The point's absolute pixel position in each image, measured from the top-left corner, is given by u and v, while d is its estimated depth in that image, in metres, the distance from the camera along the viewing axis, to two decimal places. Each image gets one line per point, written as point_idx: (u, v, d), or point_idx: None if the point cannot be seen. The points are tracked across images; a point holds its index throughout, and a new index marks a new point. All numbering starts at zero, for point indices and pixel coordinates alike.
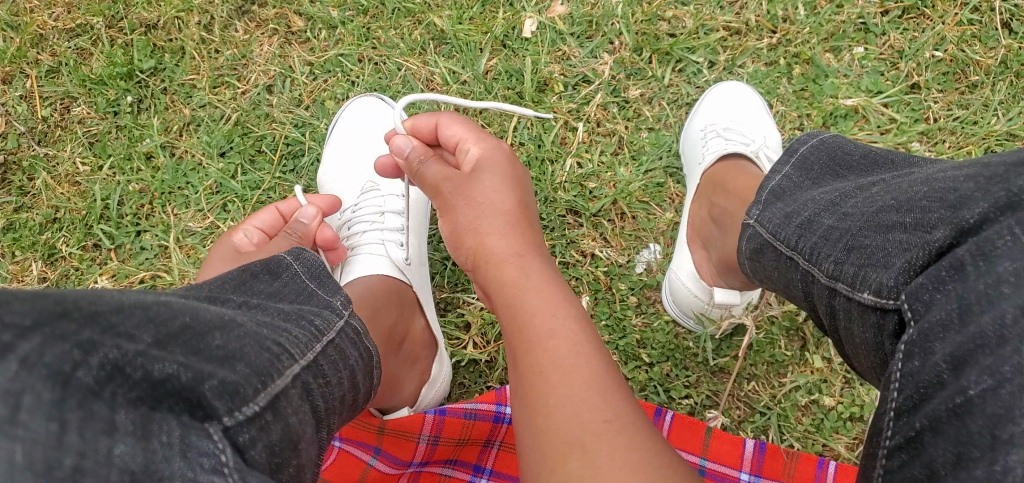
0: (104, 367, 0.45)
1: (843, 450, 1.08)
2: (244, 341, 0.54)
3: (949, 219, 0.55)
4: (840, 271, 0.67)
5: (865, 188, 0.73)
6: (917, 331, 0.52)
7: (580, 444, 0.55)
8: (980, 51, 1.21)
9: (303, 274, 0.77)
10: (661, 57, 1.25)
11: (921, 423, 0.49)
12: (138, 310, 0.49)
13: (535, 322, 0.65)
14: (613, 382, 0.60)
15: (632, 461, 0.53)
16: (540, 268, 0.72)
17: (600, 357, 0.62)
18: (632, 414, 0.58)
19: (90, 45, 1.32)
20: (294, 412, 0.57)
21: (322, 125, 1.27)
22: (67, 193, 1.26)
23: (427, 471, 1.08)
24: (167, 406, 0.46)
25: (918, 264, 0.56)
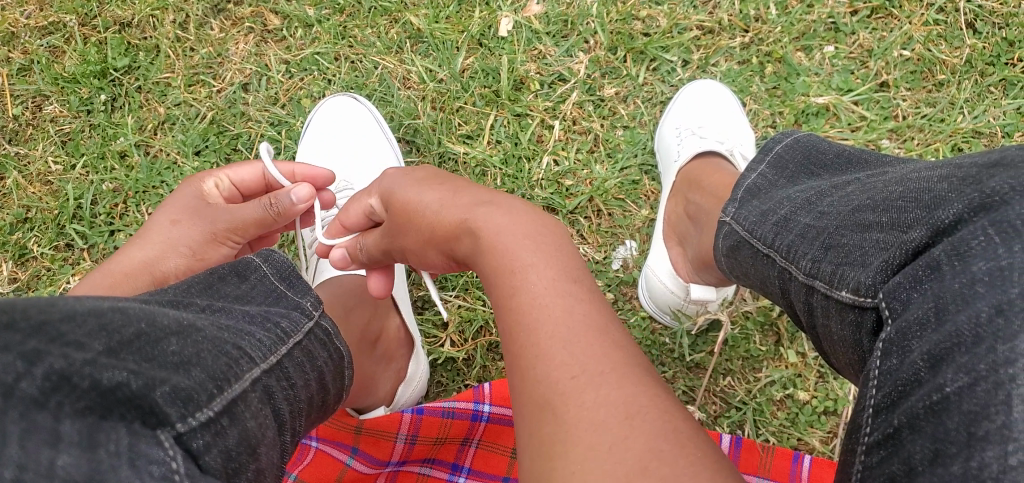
0: (49, 377, 0.45)
1: (818, 445, 1.10)
2: (200, 346, 0.56)
3: (925, 219, 0.56)
4: (817, 269, 0.69)
5: (840, 187, 0.75)
6: (896, 330, 0.52)
7: (550, 407, 0.52)
8: (946, 50, 1.23)
9: (272, 276, 0.78)
10: (636, 56, 1.26)
11: (899, 420, 0.47)
12: (90, 318, 0.49)
13: (504, 273, 0.63)
14: (589, 326, 0.57)
15: (605, 421, 0.49)
16: (496, 210, 0.71)
17: (572, 298, 0.59)
18: (614, 364, 0.54)
19: (63, 43, 1.31)
20: (252, 417, 0.58)
21: (299, 123, 1.26)
22: (39, 193, 1.25)
23: (405, 470, 1.07)
24: (118, 413, 0.46)
25: (895, 264, 0.58)
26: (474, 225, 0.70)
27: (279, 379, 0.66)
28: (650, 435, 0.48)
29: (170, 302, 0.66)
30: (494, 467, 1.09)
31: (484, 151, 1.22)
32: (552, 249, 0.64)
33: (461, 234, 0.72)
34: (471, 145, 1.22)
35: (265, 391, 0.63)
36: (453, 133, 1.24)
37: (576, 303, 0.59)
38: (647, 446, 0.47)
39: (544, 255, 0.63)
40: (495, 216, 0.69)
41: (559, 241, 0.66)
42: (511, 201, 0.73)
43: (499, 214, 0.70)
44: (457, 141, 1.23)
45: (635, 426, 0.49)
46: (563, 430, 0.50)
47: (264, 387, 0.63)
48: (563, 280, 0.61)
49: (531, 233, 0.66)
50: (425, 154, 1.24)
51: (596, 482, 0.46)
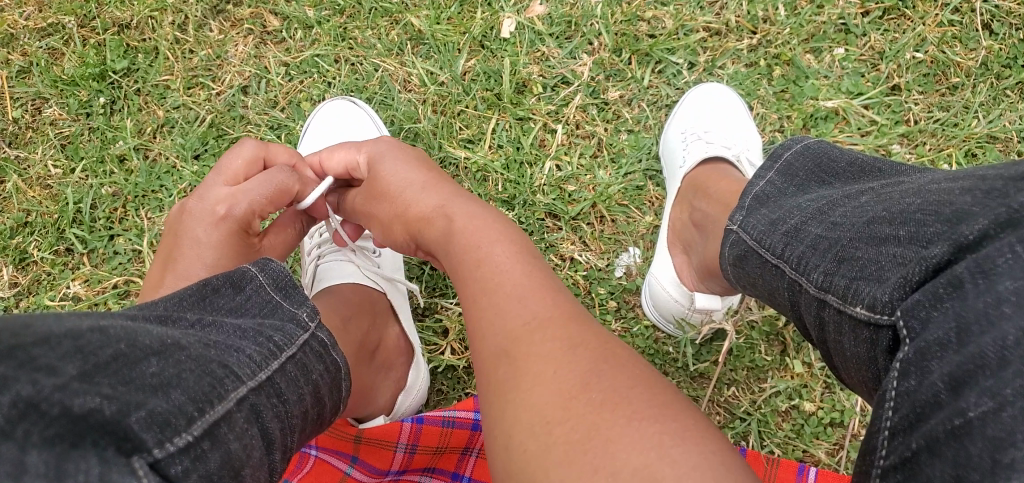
0: (16, 404, 0.44)
1: (824, 456, 1.08)
2: (183, 367, 0.55)
3: (948, 235, 0.54)
4: (829, 283, 0.66)
5: (853, 197, 0.72)
6: (914, 349, 0.50)
7: (507, 354, 0.61)
8: (961, 52, 1.20)
9: (267, 286, 0.75)
10: (641, 58, 1.24)
11: (918, 443, 0.46)
12: (65, 340, 0.48)
13: (467, 255, 0.73)
14: (541, 289, 0.66)
15: (555, 354, 0.58)
16: (466, 206, 0.81)
17: (529, 270, 0.69)
18: (562, 313, 0.63)
19: (62, 45, 1.30)
20: (236, 438, 0.56)
21: (299, 126, 1.25)
22: (38, 197, 1.24)
23: (405, 479, 1.05)
24: (90, 440, 0.45)
25: (914, 281, 0.54)
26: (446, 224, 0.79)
27: (269, 396, 0.63)
28: (590, 361, 0.57)
29: (159, 315, 0.63)
30: None
31: (485, 156, 1.20)
32: (513, 237, 0.74)
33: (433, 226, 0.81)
34: (471, 150, 1.21)
35: (252, 410, 0.60)
36: (454, 137, 1.22)
37: (532, 275, 0.68)
38: (586, 368, 0.57)
39: (505, 241, 0.73)
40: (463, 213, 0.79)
41: (520, 233, 0.76)
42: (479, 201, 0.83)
43: (471, 209, 0.80)
44: (458, 145, 1.22)
45: (576, 356, 0.58)
46: (516, 371, 0.59)
47: (251, 405, 0.60)
48: (522, 259, 0.70)
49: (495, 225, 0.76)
50: None
51: (545, 401, 0.55)
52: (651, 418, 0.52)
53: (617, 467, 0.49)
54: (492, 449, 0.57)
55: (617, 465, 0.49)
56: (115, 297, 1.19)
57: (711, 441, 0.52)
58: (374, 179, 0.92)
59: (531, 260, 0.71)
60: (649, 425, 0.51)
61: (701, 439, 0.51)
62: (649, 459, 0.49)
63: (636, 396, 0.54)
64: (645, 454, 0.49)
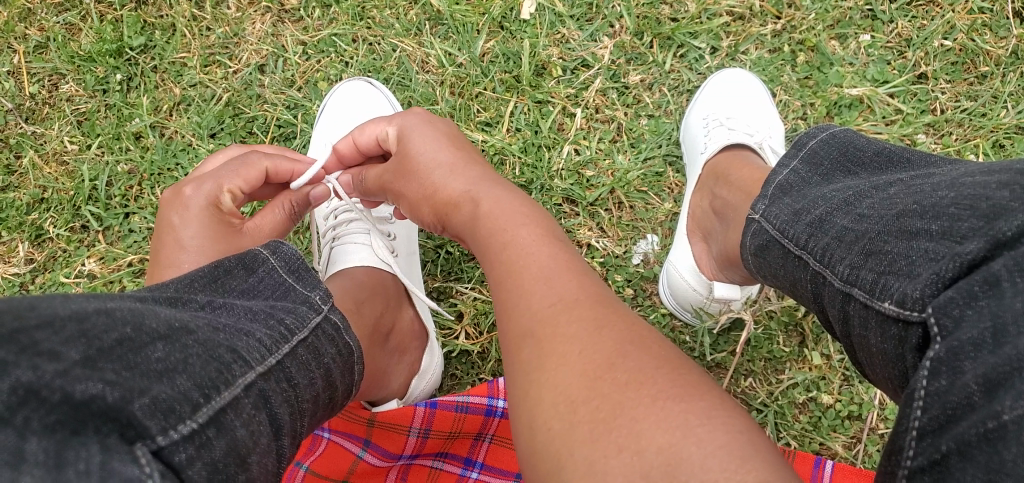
0: (15, 390, 0.42)
1: (841, 450, 1.07)
2: (190, 352, 0.54)
3: (984, 231, 0.53)
4: (855, 276, 0.65)
5: (881, 187, 0.71)
6: (945, 349, 0.48)
7: (531, 334, 0.59)
8: (990, 40, 1.18)
9: (281, 269, 0.74)
10: (663, 42, 1.22)
11: (947, 446, 0.45)
12: (70, 323, 0.47)
13: (495, 241, 0.71)
14: (569, 270, 0.64)
15: (580, 335, 0.57)
16: (492, 191, 0.79)
17: (558, 252, 0.67)
18: (589, 295, 0.61)
19: (80, 21, 1.28)
20: (243, 424, 0.55)
21: (315, 106, 1.24)
22: (55, 173, 1.24)
23: (417, 464, 1.07)
24: (93, 427, 0.44)
25: (947, 277, 0.53)
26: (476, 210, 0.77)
27: (278, 380, 0.63)
28: (616, 342, 0.56)
29: (169, 297, 0.63)
30: (509, 463, 1.08)
31: (502, 139, 1.19)
32: (540, 222, 0.72)
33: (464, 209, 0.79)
34: (489, 132, 1.19)
35: (260, 395, 0.59)
36: (471, 119, 1.20)
37: (561, 257, 0.66)
38: (612, 348, 0.55)
39: (531, 226, 0.71)
40: (491, 200, 0.77)
41: (546, 216, 0.75)
42: (509, 186, 0.81)
43: (498, 195, 0.78)
44: (476, 128, 1.20)
45: (603, 337, 0.56)
46: (539, 351, 0.57)
47: (260, 391, 0.59)
48: (550, 243, 0.68)
49: (520, 211, 0.74)
50: None
51: (568, 382, 0.54)
52: (677, 397, 0.50)
53: (642, 447, 0.47)
54: (518, 432, 0.56)
55: (642, 446, 0.47)
56: (130, 276, 1.20)
57: (742, 423, 0.50)
58: (405, 155, 0.90)
59: (559, 242, 0.69)
60: (676, 404, 0.50)
61: (729, 418, 0.49)
62: (674, 438, 0.47)
63: (662, 377, 0.52)
64: (670, 432, 0.48)
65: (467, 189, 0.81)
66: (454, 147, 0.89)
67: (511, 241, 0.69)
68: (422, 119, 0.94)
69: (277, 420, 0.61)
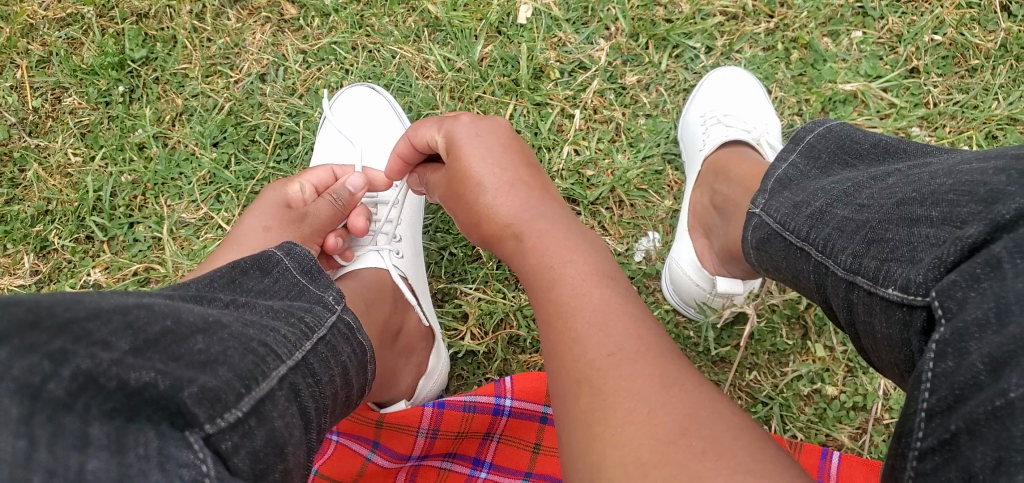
0: (76, 377, 0.43)
1: (846, 440, 1.08)
2: (227, 344, 0.54)
3: (983, 214, 0.54)
4: (858, 265, 0.66)
5: (880, 178, 0.72)
6: (951, 330, 0.49)
7: (592, 387, 0.56)
8: (980, 34, 1.20)
9: (295, 269, 0.76)
10: (659, 43, 1.24)
11: (957, 425, 0.46)
12: (115, 315, 0.47)
13: (545, 278, 0.68)
14: (626, 316, 0.61)
15: (644, 391, 0.54)
16: (540, 220, 0.76)
17: (609, 294, 0.64)
18: (650, 347, 0.59)
19: (82, 35, 1.30)
20: (280, 416, 0.57)
21: (317, 113, 1.26)
22: (59, 185, 1.25)
23: (426, 465, 1.06)
24: (145, 415, 0.45)
25: (949, 261, 0.54)
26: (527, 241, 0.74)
27: (304, 375, 0.63)
28: (679, 400, 0.53)
29: (194, 295, 0.63)
30: (516, 463, 1.08)
31: None
32: (592, 254, 0.69)
33: (512, 243, 0.76)
34: None
35: (292, 389, 0.60)
36: None
37: (614, 300, 0.64)
38: (683, 408, 0.52)
39: (583, 259, 0.68)
40: (539, 232, 0.74)
41: (594, 246, 0.72)
42: (557, 210, 0.78)
43: (547, 223, 0.75)
44: None
45: (666, 395, 0.54)
46: (604, 403, 0.54)
47: (291, 384, 0.60)
48: (603, 281, 0.66)
49: (571, 244, 0.71)
50: None
51: (633, 438, 0.51)
52: (755, 469, 0.48)
53: None
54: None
55: None
56: (136, 284, 1.21)
57: None
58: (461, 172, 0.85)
59: (615, 281, 0.66)
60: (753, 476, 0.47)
61: None
62: None
63: (737, 447, 0.50)
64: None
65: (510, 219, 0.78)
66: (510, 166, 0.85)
67: (565, 278, 0.67)
68: (469, 122, 0.88)
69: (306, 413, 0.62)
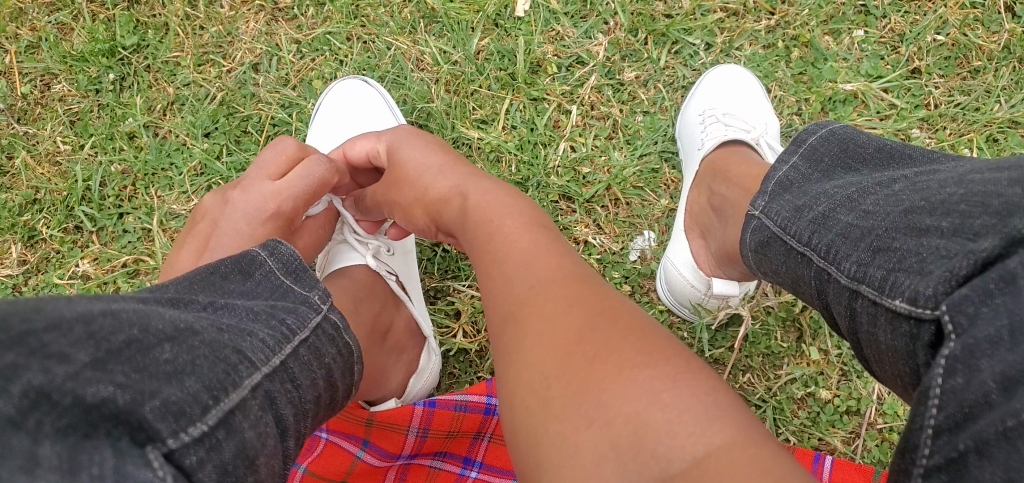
0: (26, 394, 0.42)
1: (840, 445, 1.07)
2: (196, 353, 0.53)
3: (998, 228, 0.53)
4: (863, 273, 0.64)
5: (886, 184, 0.71)
6: (961, 346, 0.48)
7: (515, 319, 0.60)
8: (983, 35, 1.19)
9: (277, 270, 0.73)
10: (657, 38, 1.23)
11: (966, 444, 0.45)
12: (77, 325, 0.46)
13: (483, 232, 0.73)
14: (551, 254, 0.65)
15: (548, 310, 0.58)
16: (480, 181, 0.83)
17: (531, 232, 0.69)
18: (569, 277, 0.61)
19: (71, 20, 1.27)
20: (251, 426, 0.55)
21: (310, 105, 1.24)
22: (48, 174, 1.23)
23: (416, 463, 1.06)
24: (104, 430, 0.44)
25: (960, 275, 0.53)
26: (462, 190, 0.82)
27: (282, 382, 0.62)
28: (578, 308, 0.57)
29: (170, 298, 0.62)
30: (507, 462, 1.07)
31: (499, 137, 1.19)
32: (519, 204, 0.75)
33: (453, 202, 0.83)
34: (485, 130, 1.20)
35: (267, 397, 0.59)
36: (467, 117, 1.21)
37: (542, 243, 0.67)
38: (584, 319, 0.56)
39: (512, 214, 0.73)
40: (475, 181, 0.83)
41: (526, 200, 0.77)
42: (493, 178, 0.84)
43: (485, 188, 0.80)
44: (472, 126, 1.20)
45: (567, 305, 0.58)
46: (522, 335, 0.58)
47: (265, 392, 0.59)
48: (529, 225, 0.70)
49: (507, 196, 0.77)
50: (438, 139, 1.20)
51: (539, 358, 0.55)
52: (641, 364, 0.51)
53: (610, 417, 0.49)
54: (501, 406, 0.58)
55: (610, 417, 0.49)
56: (125, 276, 1.19)
57: (707, 384, 0.50)
58: (396, 166, 0.94)
59: (545, 226, 0.71)
60: (642, 371, 0.51)
61: (695, 380, 0.50)
62: (641, 408, 0.48)
63: (630, 344, 0.53)
64: (636, 401, 0.49)
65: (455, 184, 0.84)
66: (432, 143, 0.96)
67: (498, 226, 0.72)
68: (405, 132, 0.99)
69: (281, 420, 0.60)
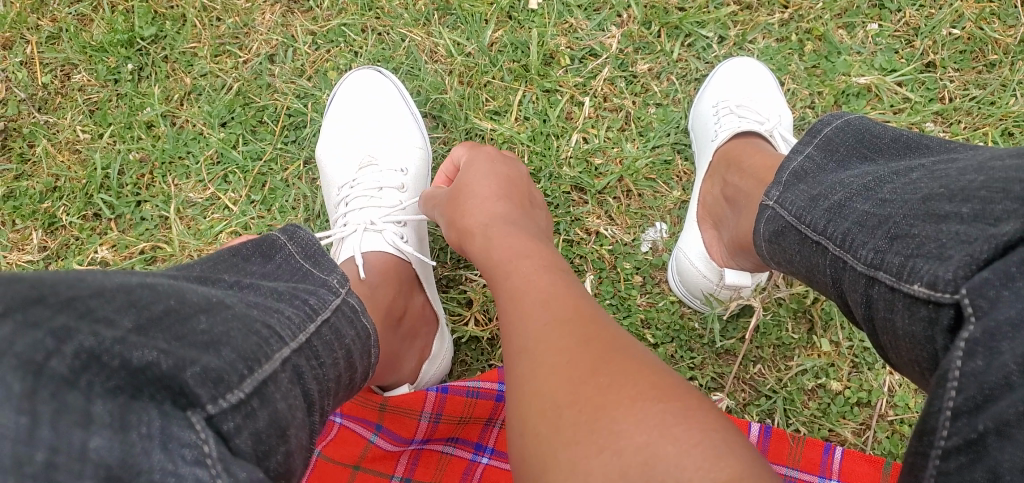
0: (78, 355, 0.43)
1: (850, 436, 1.08)
2: (229, 324, 0.54)
3: (1020, 212, 0.53)
4: (880, 260, 0.64)
5: (903, 173, 0.71)
6: (982, 329, 0.48)
7: (527, 351, 0.59)
8: (999, 29, 1.19)
9: (297, 253, 0.74)
10: (670, 31, 1.23)
11: (985, 425, 0.45)
12: (119, 294, 0.48)
13: (505, 265, 0.72)
14: (568, 292, 0.64)
15: (564, 342, 0.58)
16: (510, 218, 0.81)
17: (551, 272, 0.68)
18: (586, 317, 0.61)
19: (92, 12, 1.29)
20: (283, 398, 0.56)
21: (325, 96, 1.25)
22: (67, 162, 1.25)
23: (427, 449, 1.08)
24: (149, 394, 0.45)
25: (981, 258, 0.53)
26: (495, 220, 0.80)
27: (308, 358, 0.63)
28: (594, 343, 0.58)
29: (200, 275, 0.63)
30: None
31: (511, 128, 1.20)
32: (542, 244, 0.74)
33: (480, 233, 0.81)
34: (498, 121, 1.21)
35: (295, 371, 0.60)
36: (480, 108, 1.22)
37: (558, 283, 0.66)
38: (596, 352, 0.56)
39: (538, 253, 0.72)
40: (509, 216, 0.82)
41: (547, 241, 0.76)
42: (525, 218, 0.83)
43: (507, 230, 0.78)
44: (485, 116, 1.22)
45: (579, 340, 0.58)
46: (547, 364, 0.57)
47: (293, 366, 0.60)
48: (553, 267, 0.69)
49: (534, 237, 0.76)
50: (451, 131, 1.22)
51: (550, 385, 0.55)
52: (654, 398, 0.52)
53: (620, 447, 0.49)
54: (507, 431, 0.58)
55: (620, 446, 0.49)
56: (142, 263, 1.21)
57: (717, 425, 0.51)
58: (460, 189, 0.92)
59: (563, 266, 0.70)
60: (653, 404, 0.51)
61: (703, 418, 0.51)
62: (651, 439, 0.49)
63: (642, 380, 0.54)
64: (647, 433, 0.49)
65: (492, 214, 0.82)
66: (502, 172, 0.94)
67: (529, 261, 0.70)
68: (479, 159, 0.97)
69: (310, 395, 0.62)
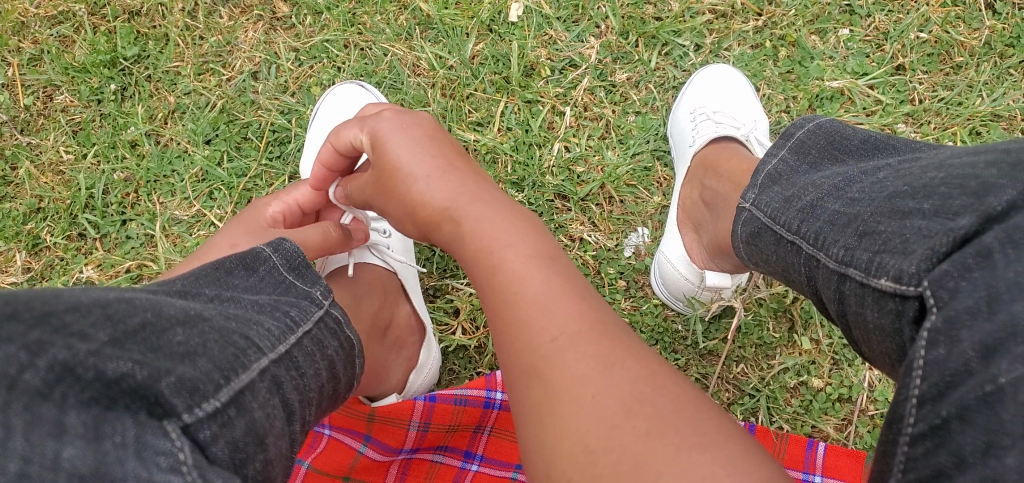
0: (53, 368, 0.46)
1: (832, 432, 1.09)
2: (207, 336, 0.55)
3: (976, 207, 0.54)
4: (850, 256, 0.66)
5: (871, 173, 0.73)
6: (942, 319, 0.49)
7: (554, 386, 0.55)
8: (965, 32, 1.22)
9: (281, 266, 0.75)
10: (648, 41, 1.26)
11: (947, 411, 0.46)
12: (95, 308, 0.50)
13: (485, 264, 0.65)
14: (576, 304, 0.60)
15: (592, 377, 0.54)
16: (473, 198, 0.71)
17: (550, 272, 0.62)
18: (627, 350, 0.57)
19: (73, 33, 1.30)
20: (260, 406, 0.56)
21: (309, 111, 1.27)
22: (51, 183, 1.25)
23: (418, 458, 1.06)
24: (123, 404, 0.47)
25: (941, 251, 0.54)
26: (454, 208, 0.70)
27: (288, 368, 0.63)
28: (627, 379, 0.54)
29: (178, 290, 0.64)
30: (505, 455, 1.07)
31: (494, 138, 1.22)
32: (520, 224, 0.68)
33: (442, 222, 0.71)
34: (481, 132, 1.22)
35: (273, 381, 0.60)
36: (463, 119, 1.23)
37: (554, 279, 0.62)
38: (629, 391, 0.53)
39: (519, 242, 0.65)
40: (467, 192, 0.72)
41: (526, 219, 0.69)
42: (486, 185, 0.73)
43: (480, 205, 0.70)
44: (468, 128, 1.23)
45: (609, 373, 0.55)
46: (579, 408, 0.53)
47: (272, 376, 0.60)
48: (544, 262, 0.63)
49: (510, 217, 0.68)
50: None
51: (586, 431, 0.52)
52: (698, 448, 0.50)
53: None
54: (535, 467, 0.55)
55: None
56: (128, 281, 1.21)
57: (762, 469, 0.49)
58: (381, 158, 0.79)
59: (553, 257, 0.64)
60: (701, 456, 0.49)
61: (747, 463, 0.49)
62: None
63: (681, 426, 0.51)
64: None
65: (444, 197, 0.72)
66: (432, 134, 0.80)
67: (515, 259, 0.63)
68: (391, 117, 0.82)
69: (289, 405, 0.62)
